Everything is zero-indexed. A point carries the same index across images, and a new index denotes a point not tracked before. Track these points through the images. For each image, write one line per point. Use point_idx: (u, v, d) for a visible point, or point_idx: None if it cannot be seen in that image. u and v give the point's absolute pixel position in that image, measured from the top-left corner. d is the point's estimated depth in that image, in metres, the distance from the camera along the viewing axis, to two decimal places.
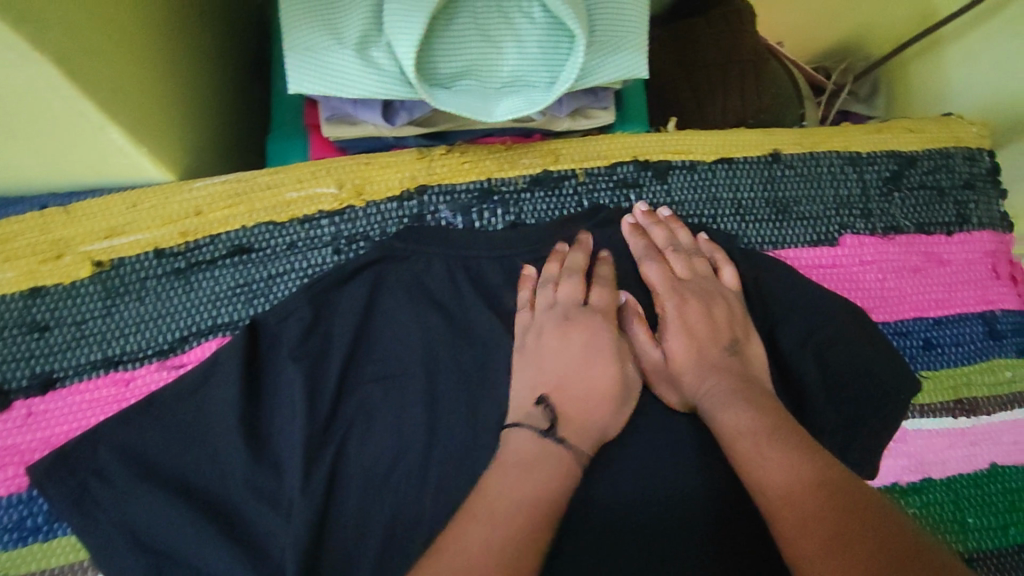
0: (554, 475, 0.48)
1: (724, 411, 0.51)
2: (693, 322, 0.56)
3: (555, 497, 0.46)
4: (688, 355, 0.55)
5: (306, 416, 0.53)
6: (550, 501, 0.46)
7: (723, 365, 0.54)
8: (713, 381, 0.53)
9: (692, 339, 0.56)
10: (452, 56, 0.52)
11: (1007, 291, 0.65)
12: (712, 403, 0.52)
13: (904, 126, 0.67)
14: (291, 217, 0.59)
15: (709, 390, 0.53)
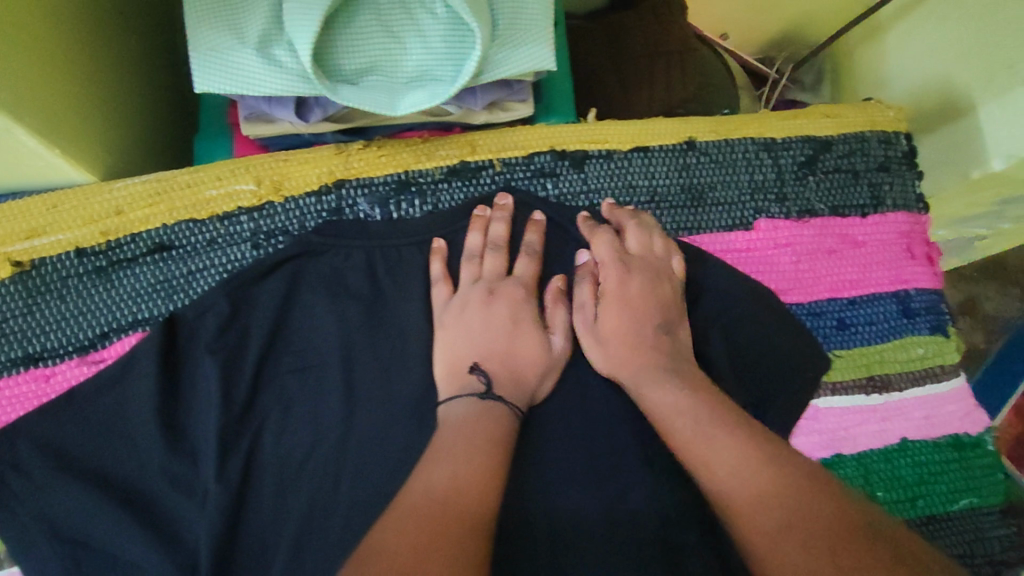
0: (467, 458, 0.48)
1: (656, 393, 0.53)
2: (637, 297, 0.59)
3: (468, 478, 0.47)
4: (628, 327, 0.57)
5: (222, 407, 0.55)
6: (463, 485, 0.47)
7: (657, 343, 0.57)
8: (645, 357, 0.56)
9: (626, 310, 0.58)
10: (355, 53, 0.53)
11: (922, 270, 0.67)
12: (637, 381, 0.55)
13: (821, 111, 0.68)
14: (210, 215, 0.60)
15: (650, 369, 0.55)
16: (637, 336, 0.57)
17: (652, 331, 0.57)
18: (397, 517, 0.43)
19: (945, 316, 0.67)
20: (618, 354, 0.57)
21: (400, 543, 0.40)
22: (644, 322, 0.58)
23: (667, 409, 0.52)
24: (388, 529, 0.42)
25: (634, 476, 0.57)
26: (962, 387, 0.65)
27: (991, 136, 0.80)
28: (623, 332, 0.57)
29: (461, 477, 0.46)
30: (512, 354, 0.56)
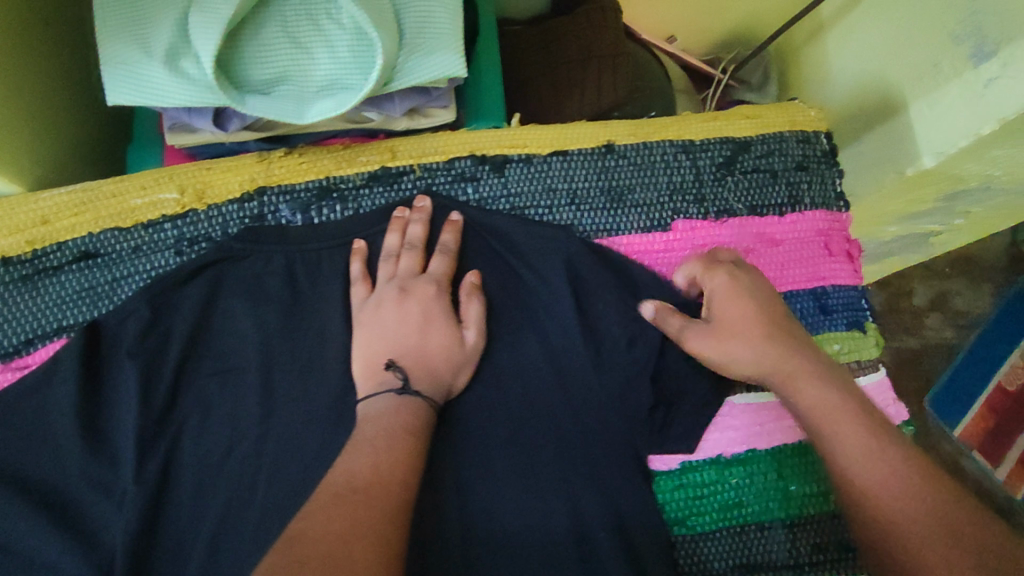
0: (374, 454, 0.50)
1: (801, 387, 0.56)
2: (757, 295, 0.59)
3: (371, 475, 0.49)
4: (747, 325, 0.58)
5: (140, 410, 0.56)
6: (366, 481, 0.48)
7: (765, 343, 0.57)
8: (806, 359, 0.57)
9: (748, 300, 0.59)
10: (263, 63, 0.54)
11: (841, 266, 0.68)
12: (782, 378, 0.57)
13: (741, 113, 0.69)
14: (135, 223, 0.61)
15: (784, 368, 0.56)
16: (737, 342, 0.57)
17: (761, 330, 0.58)
18: (321, 503, 0.46)
19: (863, 312, 0.68)
20: (750, 356, 0.57)
21: (326, 529, 0.43)
22: (743, 323, 0.58)
23: (821, 406, 0.55)
24: (313, 515, 0.44)
25: (547, 472, 0.59)
26: (879, 381, 0.67)
27: (925, 136, 0.79)
28: (734, 334, 0.58)
29: (384, 469, 0.49)
30: (423, 351, 0.57)
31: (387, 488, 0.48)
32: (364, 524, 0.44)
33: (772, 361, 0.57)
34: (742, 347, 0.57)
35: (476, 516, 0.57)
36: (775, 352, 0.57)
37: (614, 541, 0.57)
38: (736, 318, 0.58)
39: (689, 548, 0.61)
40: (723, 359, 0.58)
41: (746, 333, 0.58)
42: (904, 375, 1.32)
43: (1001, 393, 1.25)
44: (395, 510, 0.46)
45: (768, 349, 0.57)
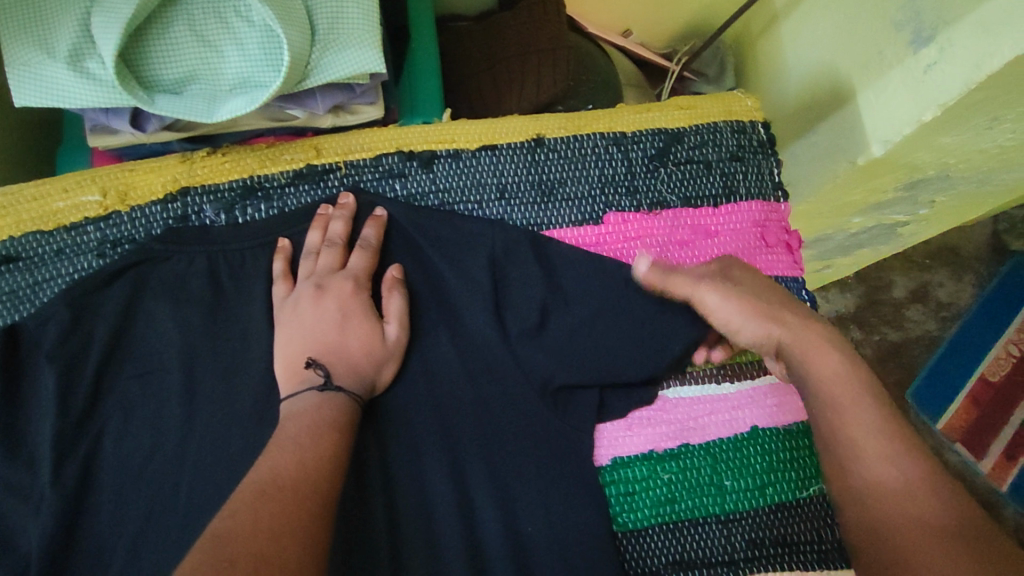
0: (296, 450, 0.48)
1: (818, 358, 0.55)
2: (750, 280, 0.60)
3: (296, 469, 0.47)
4: (751, 298, 0.58)
5: (59, 413, 0.55)
6: (282, 477, 0.46)
7: (782, 312, 0.58)
8: (812, 327, 0.57)
9: (739, 293, 0.58)
10: (172, 63, 0.53)
11: (779, 257, 0.67)
12: (800, 352, 0.56)
13: (676, 103, 0.69)
14: (57, 226, 0.61)
15: (795, 334, 0.56)
16: (765, 306, 0.58)
17: (772, 305, 0.58)
18: (245, 501, 0.44)
19: (801, 304, 0.67)
20: (772, 329, 0.57)
21: (256, 526, 0.42)
22: (767, 289, 0.59)
23: (831, 378, 0.54)
24: (238, 514, 0.42)
25: (474, 470, 0.58)
26: None
27: (874, 124, 0.74)
28: (761, 296, 0.58)
29: (309, 466, 0.47)
30: (343, 348, 0.56)
31: (314, 487, 0.46)
32: (295, 523, 0.43)
33: (796, 334, 0.56)
34: (757, 318, 0.57)
35: (400, 515, 0.56)
36: (785, 324, 0.57)
37: (542, 534, 0.57)
38: (726, 296, 0.58)
39: (619, 545, 0.59)
40: (754, 333, 0.58)
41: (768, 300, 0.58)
42: (885, 369, 1.24)
43: (985, 385, 1.22)
44: (319, 508, 0.45)
45: (792, 318, 0.57)
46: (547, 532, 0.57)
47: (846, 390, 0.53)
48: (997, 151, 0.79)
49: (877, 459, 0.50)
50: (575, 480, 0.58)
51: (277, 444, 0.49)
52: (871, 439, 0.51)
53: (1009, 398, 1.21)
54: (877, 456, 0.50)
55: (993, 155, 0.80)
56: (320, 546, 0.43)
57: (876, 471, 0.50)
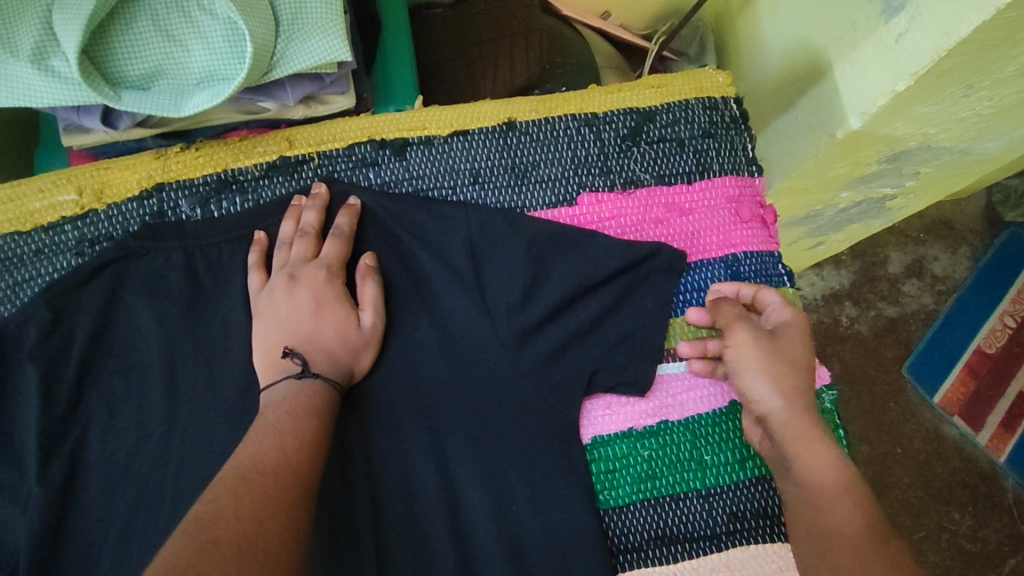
0: (274, 438, 0.48)
1: (806, 449, 0.55)
2: (793, 350, 0.59)
3: (279, 456, 0.47)
4: (773, 364, 0.57)
5: (42, 411, 0.56)
6: (262, 464, 0.46)
7: (803, 401, 0.57)
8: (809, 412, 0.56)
9: (777, 357, 0.58)
10: (137, 59, 0.54)
11: (753, 233, 0.68)
12: (788, 428, 0.56)
13: (646, 83, 0.69)
14: (35, 226, 0.62)
15: (796, 421, 0.56)
16: (782, 378, 0.57)
17: (797, 385, 0.57)
18: (226, 487, 0.44)
19: (777, 278, 0.67)
20: (776, 404, 0.57)
21: (237, 509, 0.42)
22: (800, 370, 0.58)
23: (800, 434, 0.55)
24: (220, 498, 0.43)
25: (457, 454, 0.58)
26: None
27: (850, 95, 0.71)
28: (790, 376, 0.57)
29: (289, 451, 0.48)
30: (319, 336, 0.56)
31: (295, 471, 0.47)
32: (277, 505, 0.44)
33: (798, 422, 0.56)
34: (778, 386, 0.57)
35: (384, 500, 0.56)
36: (792, 409, 0.56)
37: (527, 514, 0.57)
38: (765, 343, 0.58)
39: (602, 522, 0.59)
40: (759, 392, 0.58)
41: (794, 380, 0.57)
42: (883, 344, 1.22)
43: (982, 356, 1.22)
44: (301, 491, 0.46)
45: (805, 408, 0.56)
46: (531, 512, 0.57)
47: (810, 434, 0.55)
48: (976, 120, 0.76)
49: (822, 463, 0.54)
50: (556, 459, 0.58)
51: (260, 430, 0.49)
52: (813, 449, 0.55)
53: (1006, 367, 1.21)
54: (817, 460, 0.54)
55: (973, 124, 0.76)
56: (302, 527, 0.44)
57: (819, 473, 0.54)
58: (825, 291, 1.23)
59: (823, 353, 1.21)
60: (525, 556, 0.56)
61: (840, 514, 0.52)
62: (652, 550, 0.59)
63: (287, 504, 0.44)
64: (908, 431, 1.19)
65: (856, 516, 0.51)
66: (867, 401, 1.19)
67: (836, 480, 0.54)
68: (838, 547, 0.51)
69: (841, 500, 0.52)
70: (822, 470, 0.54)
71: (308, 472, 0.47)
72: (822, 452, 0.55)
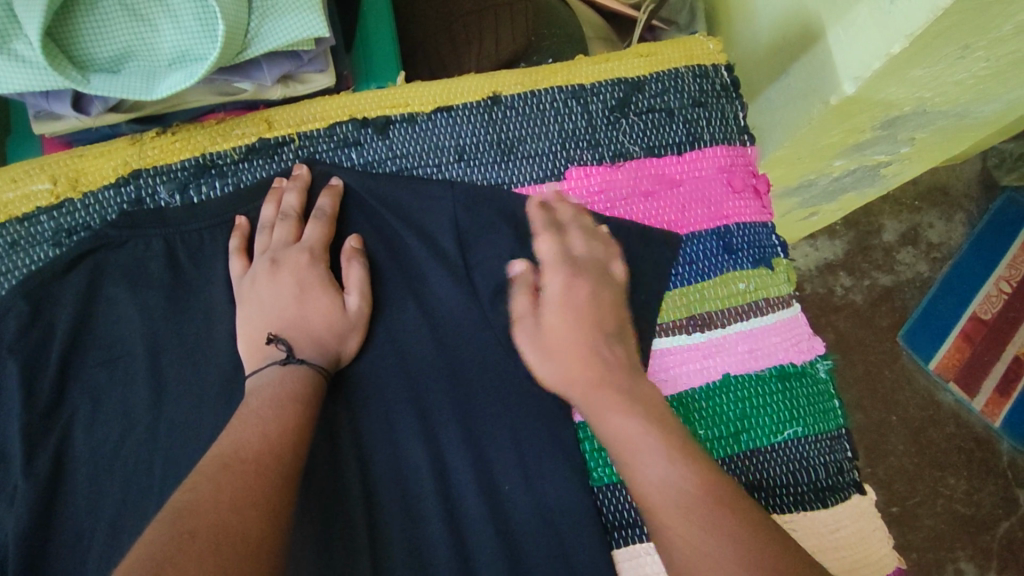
0: (256, 427, 0.47)
1: (629, 446, 0.50)
2: (568, 317, 0.57)
3: (265, 444, 0.46)
4: (557, 341, 0.57)
5: (25, 403, 0.54)
6: (247, 454, 0.45)
7: (587, 372, 0.55)
8: (603, 386, 0.54)
9: (562, 333, 0.57)
10: (103, 40, 0.52)
11: (746, 203, 0.66)
12: (596, 415, 0.53)
13: (634, 52, 0.67)
14: (9, 217, 0.60)
15: (592, 391, 0.54)
16: (563, 349, 0.56)
17: (583, 360, 0.55)
18: (207, 475, 0.43)
19: (771, 248, 0.65)
20: (573, 387, 0.55)
21: (217, 499, 0.42)
22: (580, 338, 0.56)
23: (629, 442, 0.50)
24: (199, 487, 0.43)
25: (449, 436, 0.57)
26: (796, 317, 0.63)
27: (843, 59, 0.70)
28: (569, 341, 0.56)
29: (273, 438, 0.47)
30: (304, 320, 0.56)
31: (277, 459, 0.46)
32: (259, 495, 0.43)
33: (592, 396, 0.54)
34: (566, 368, 0.56)
35: (377, 486, 0.56)
36: (584, 386, 0.54)
37: (521, 493, 0.57)
38: (566, 325, 0.57)
39: (595, 500, 0.58)
40: (557, 381, 0.56)
41: (568, 357, 0.56)
42: (878, 313, 1.21)
43: (978, 322, 1.22)
44: (285, 479, 0.45)
45: (598, 382, 0.54)
46: (526, 492, 0.57)
47: (613, 414, 0.52)
48: (971, 82, 0.74)
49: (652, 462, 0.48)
50: (549, 439, 0.58)
51: (245, 414, 0.49)
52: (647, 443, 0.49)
53: (1002, 334, 1.21)
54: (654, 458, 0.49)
55: (968, 86, 0.75)
56: (283, 516, 0.43)
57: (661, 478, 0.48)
58: (819, 262, 1.22)
59: (818, 324, 1.20)
60: (521, 536, 0.56)
61: (701, 517, 0.45)
62: (646, 526, 0.58)
63: (269, 491, 0.44)
64: (903, 398, 1.19)
65: (724, 503, 0.46)
66: (862, 369, 1.19)
67: (685, 475, 0.47)
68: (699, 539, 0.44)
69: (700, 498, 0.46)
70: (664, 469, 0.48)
71: (293, 458, 0.47)
72: (658, 451, 0.49)
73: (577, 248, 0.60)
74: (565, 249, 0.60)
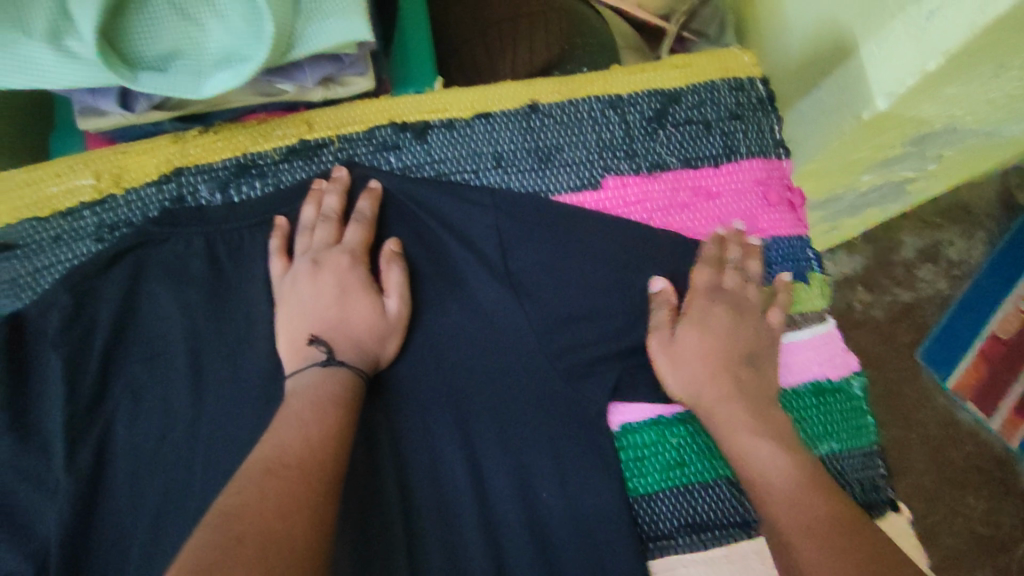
0: (299, 430, 0.48)
1: (760, 451, 0.54)
2: (737, 330, 0.59)
3: (308, 448, 0.47)
4: (700, 351, 0.58)
5: (68, 398, 0.55)
6: (293, 458, 0.46)
7: (725, 386, 0.57)
8: (737, 399, 0.56)
9: (717, 341, 0.59)
10: (153, 39, 0.52)
11: (782, 216, 0.66)
12: (725, 428, 0.56)
13: (671, 63, 0.68)
14: (53, 212, 0.60)
15: (723, 406, 0.56)
16: (699, 362, 0.58)
17: (730, 375, 0.57)
18: (252, 479, 0.44)
19: (808, 262, 0.65)
20: (693, 393, 0.57)
21: (264, 503, 0.42)
22: (736, 354, 0.58)
23: (758, 459, 0.53)
24: (245, 491, 0.43)
25: (484, 442, 0.57)
26: (830, 332, 0.64)
27: (877, 76, 0.70)
28: (708, 356, 0.58)
29: (315, 442, 0.47)
30: (343, 322, 0.56)
31: (321, 463, 0.46)
32: (305, 500, 0.43)
33: (725, 409, 0.56)
34: (700, 384, 0.57)
35: (413, 488, 0.56)
36: (715, 397, 0.57)
37: (555, 501, 0.56)
38: (704, 346, 0.58)
39: (631, 511, 0.58)
40: (677, 384, 0.58)
41: (727, 364, 0.58)
42: (898, 330, 1.21)
43: (996, 341, 1.19)
44: (328, 484, 0.45)
45: (730, 396, 0.57)
46: (560, 499, 0.56)
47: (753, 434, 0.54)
48: (1004, 102, 0.74)
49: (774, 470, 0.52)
50: (583, 447, 0.58)
51: (287, 416, 0.49)
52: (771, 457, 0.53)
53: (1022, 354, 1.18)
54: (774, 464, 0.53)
55: (1000, 105, 0.74)
56: (328, 521, 0.44)
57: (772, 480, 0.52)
58: (840, 277, 1.22)
59: None
60: (556, 544, 0.56)
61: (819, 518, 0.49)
62: (682, 537, 0.58)
63: (314, 496, 0.44)
64: (922, 416, 1.18)
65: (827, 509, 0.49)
66: (882, 385, 1.19)
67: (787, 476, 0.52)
68: (810, 536, 0.48)
69: (790, 493, 0.51)
70: (772, 466, 0.52)
71: (336, 463, 0.47)
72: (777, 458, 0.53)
73: (703, 279, 0.61)
74: (620, 265, 0.62)
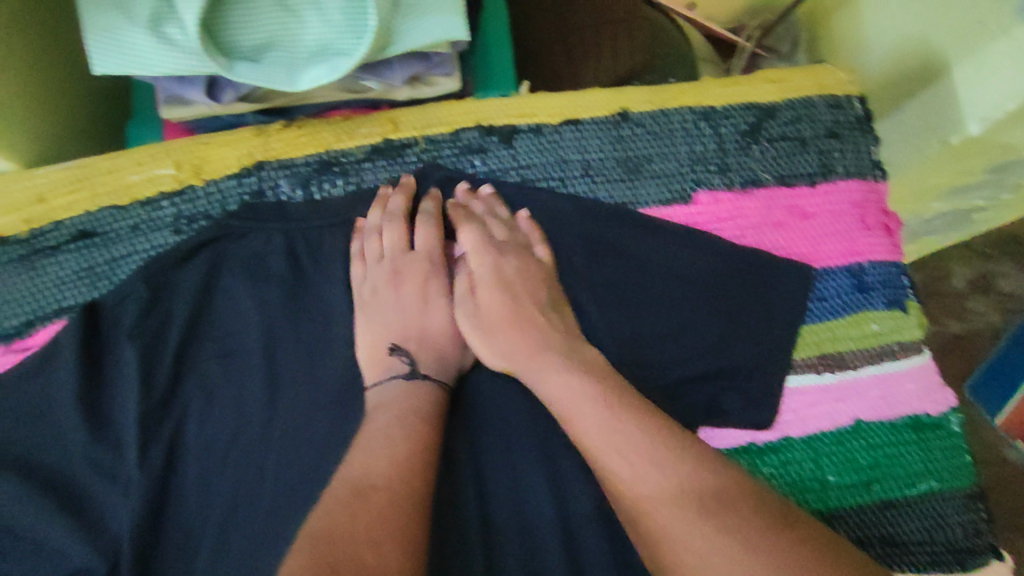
0: (384, 446, 0.46)
1: (551, 384, 0.52)
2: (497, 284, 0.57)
3: (393, 467, 0.45)
4: (488, 308, 0.56)
5: (142, 392, 0.53)
6: (381, 479, 0.44)
7: (525, 336, 0.55)
8: (524, 339, 0.54)
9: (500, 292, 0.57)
10: (251, 28, 0.50)
11: (880, 240, 0.62)
12: (533, 376, 0.53)
13: (766, 77, 0.65)
14: (133, 200, 0.59)
15: (529, 360, 0.53)
16: (492, 309, 0.56)
17: (512, 329, 0.55)
18: (342, 499, 0.42)
19: (905, 290, 0.62)
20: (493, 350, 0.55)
21: (355, 530, 0.40)
22: (507, 307, 0.56)
23: (565, 396, 0.50)
24: (334, 514, 0.41)
25: (562, 460, 0.55)
26: (926, 365, 0.60)
27: (969, 101, 0.66)
28: (483, 309, 0.56)
29: (402, 459, 0.45)
30: (424, 328, 0.57)
31: (408, 484, 0.44)
32: (395, 527, 0.41)
33: (515, 356, 0.54)
34: (503, 343, 0.55)
35: (488, 505, 0.53)
36: (494, 347, 0.55)
37: None
38: (499, 304, 0.56)
39: None
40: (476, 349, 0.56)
41: (508, 315, 0.56)
42: None
43: None
44: (414, 507, 0.43)
45: (512, 346, 0.54)
46: None
47: (581, 404, 0.49)
48: None
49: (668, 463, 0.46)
50: None
51: (369, 433, 0.47)
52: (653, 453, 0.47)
53: None
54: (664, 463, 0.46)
55: None
56: (419, 547, 0.42)
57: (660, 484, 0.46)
58: None
59: None
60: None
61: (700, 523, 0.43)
62: None
63: (402, 518, 0.42)
64: None
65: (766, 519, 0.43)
66: None
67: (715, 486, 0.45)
68: (685, 528, 0.44)
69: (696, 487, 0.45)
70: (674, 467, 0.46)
71: (423, 482, 0.45)
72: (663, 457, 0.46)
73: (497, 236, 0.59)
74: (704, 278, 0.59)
